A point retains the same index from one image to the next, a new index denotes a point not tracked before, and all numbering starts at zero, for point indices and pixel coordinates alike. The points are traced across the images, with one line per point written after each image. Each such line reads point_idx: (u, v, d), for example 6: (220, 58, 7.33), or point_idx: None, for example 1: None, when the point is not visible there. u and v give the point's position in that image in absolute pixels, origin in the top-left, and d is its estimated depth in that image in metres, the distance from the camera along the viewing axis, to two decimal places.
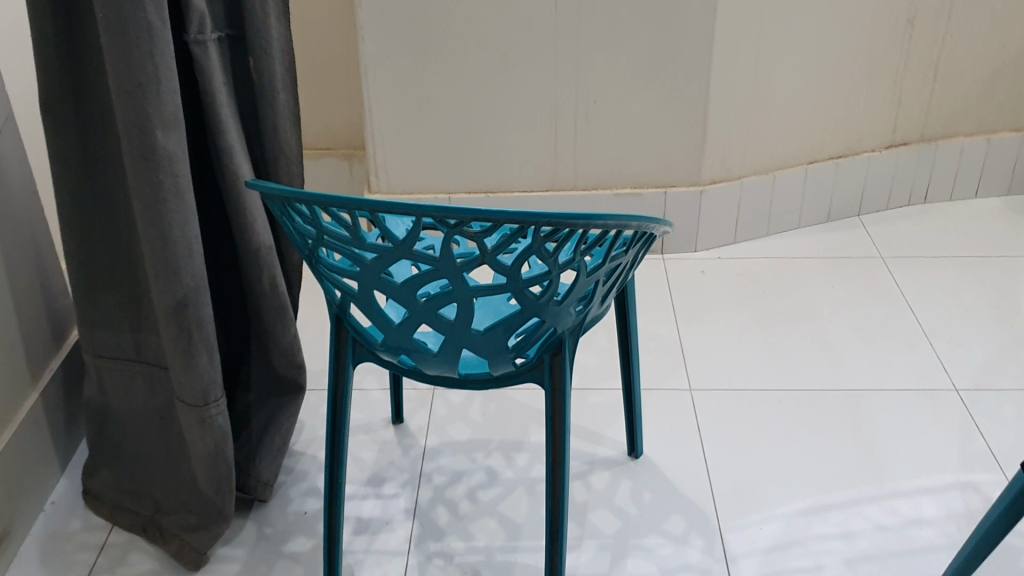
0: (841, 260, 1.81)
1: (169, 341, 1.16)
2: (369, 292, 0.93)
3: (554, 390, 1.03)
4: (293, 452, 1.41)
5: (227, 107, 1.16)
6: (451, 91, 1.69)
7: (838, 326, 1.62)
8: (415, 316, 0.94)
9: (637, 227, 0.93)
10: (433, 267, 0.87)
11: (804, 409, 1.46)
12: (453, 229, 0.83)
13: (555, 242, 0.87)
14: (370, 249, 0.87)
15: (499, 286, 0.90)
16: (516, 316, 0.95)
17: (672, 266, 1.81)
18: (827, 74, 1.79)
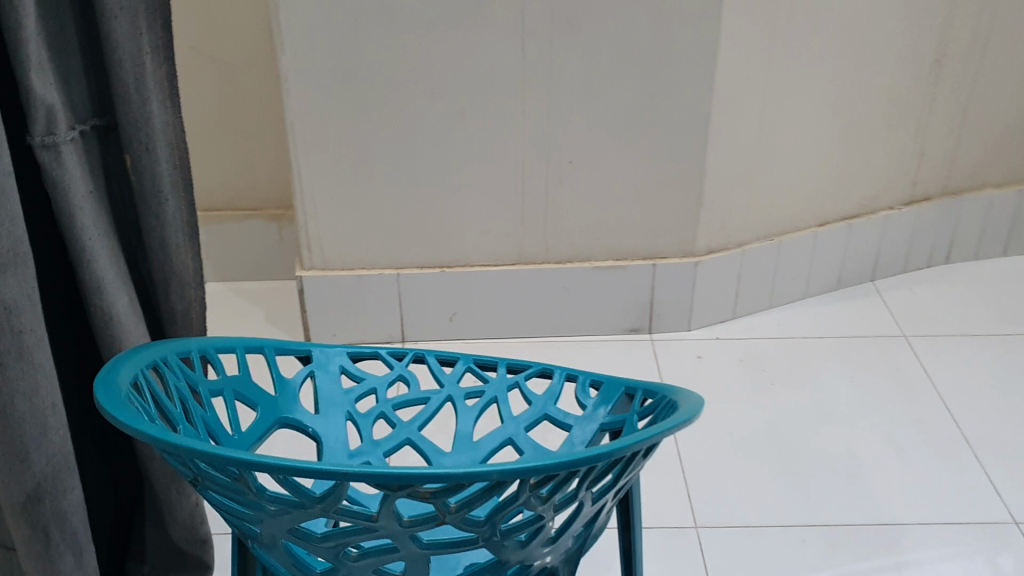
0: (858, 340, 1.58)
1: (20, 544, 0.86)
2: (276, 540, 0.65)
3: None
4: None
5: (95, 225, 0.86)
6: (399, 153, 1.39)
7: (864, 435, 1.40)
8: (344, 570, 0.66)
9: (663, 438, 0.66)
10: (368, 530, 0.60)
11: (833, 552, 1.21)
12: (395, 492, 0.55)
13: (549, 487, 0.60)
14: (272, 502, 0.59)
15: (466, 540, 0.62)
16: (492, 562, 0.67)
17: (663, 349, 1.55)
18: (842, 124, 1.53)
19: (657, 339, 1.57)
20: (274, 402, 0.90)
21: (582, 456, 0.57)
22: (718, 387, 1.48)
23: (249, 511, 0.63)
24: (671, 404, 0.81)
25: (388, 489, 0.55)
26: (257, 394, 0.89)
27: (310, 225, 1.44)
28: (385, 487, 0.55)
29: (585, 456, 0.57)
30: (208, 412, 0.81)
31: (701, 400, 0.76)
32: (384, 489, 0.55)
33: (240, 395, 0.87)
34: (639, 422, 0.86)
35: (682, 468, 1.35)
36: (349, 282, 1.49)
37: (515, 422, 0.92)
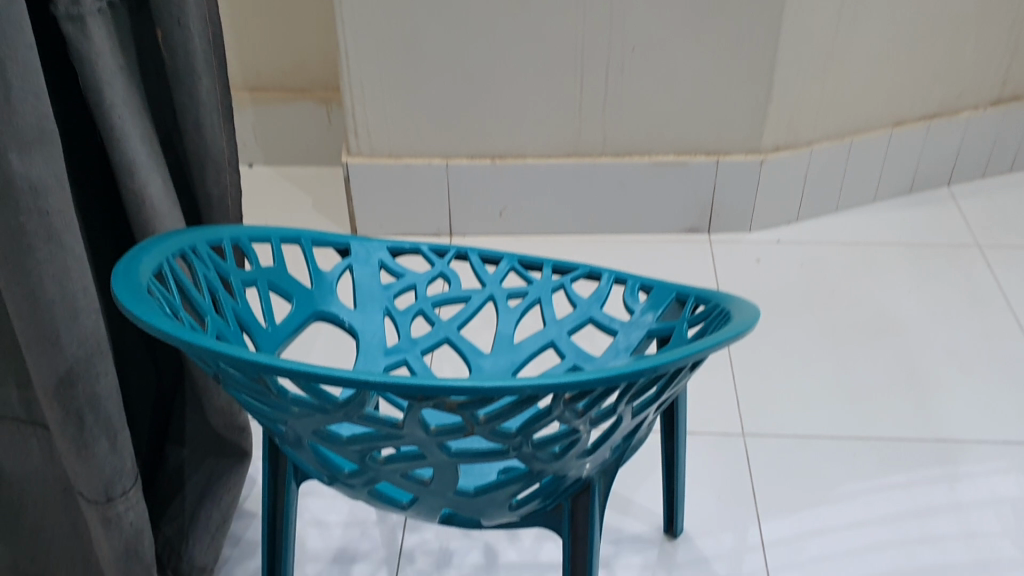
0: (927, 248, 1.51)
1: (55, 426, 0.85)
2: (301, 439, 0.62)
3: (575, 550, 0.73)
4: (243, 512, 1.14)
5: (124, 103, 0.82)
6: (452, 36, 1.32)
7: (926, 347, 1.34)
8: (370, 473, 0.63)
9: (713, 351, 0.61)
10: (394, 438, 0.56)
11: (884, 466, 1.17)
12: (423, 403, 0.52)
13: (586, 401, 0.56)
14: (293, 404, 0.56)
15: (498, 451, 0.59)
16: (525, 473, 0.64)
17: (720, 249, 1.50)
18: (930, 16, 1.43)
19: (714, 240, 1.52)
20: (309, 294, 0.87)
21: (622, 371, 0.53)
22: (775, 290, 1.43)
23: (272, 411, 0.60)
24: (723, 314, 0.77)
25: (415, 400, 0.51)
26: (293, 285, 0.86)
27: (359, 108, 1.38)
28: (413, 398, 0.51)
29: (626, 371, 0.53)
30: (240, 304, 0.78)
31: (756, 310, 0.72)
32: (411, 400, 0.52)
33: (275, 286, 0.84)
34: (687, 330, 0.82)
35: (733, 373, 1.31)
36: (397, 170, 1.45)
37: (558, 325, 0.88)
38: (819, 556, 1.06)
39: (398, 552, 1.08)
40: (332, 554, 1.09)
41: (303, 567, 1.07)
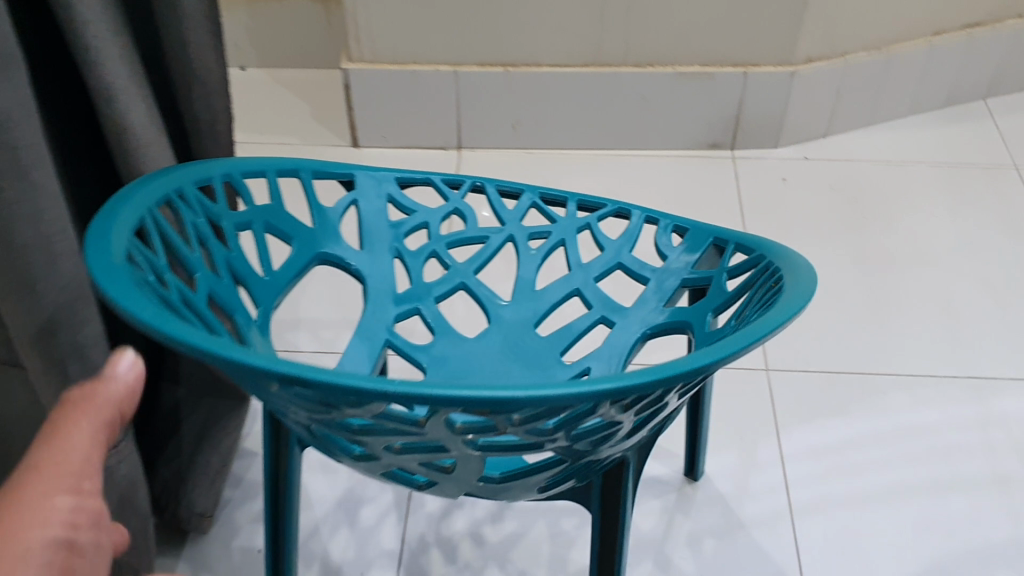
0: (963, 168, 1.43)
1: (35, 376, 0.78)
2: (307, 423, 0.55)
3: (606, 531, 0.67)
4: (245, 448, 1.09)
5: (101, 16, 0.71)
6: None
7: (962, 277, 1.27)
8: (384, 459, 0.56)
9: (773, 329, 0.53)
10: (412, 436, 0.49)
11: (916, 407, 1.12)
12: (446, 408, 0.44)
13: (631, 398, 0.48)
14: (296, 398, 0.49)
15: (529, 446, 0.52)
16: (556, 461, 0.57)
17: (744, 166, 1.43)
18: None
19: (737, 158, 1.44)
20: (311, 234, 0.79)
21: (675, 369, 0.45)
22: (801, 210, 1.36)
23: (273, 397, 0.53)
24: (771, 269, 0.69)
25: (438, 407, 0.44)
26: (292, 225, 0.78)
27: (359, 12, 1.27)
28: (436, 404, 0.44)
29: (679, 370, 0.45)
30: (234, 253, 0.70)
31: (812, 268, 0.64)
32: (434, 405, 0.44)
33: (273, 227, 0.76)
34: (727, 281, 0.74)
35: None
36: (401, 76, 1.35)
37: (584, 271, 0.81)
38: (845, 505, 1.02)
39: (408, 493, 1.04)
40: (339, 494, 1.04)
41: (309, 508, 1.02)
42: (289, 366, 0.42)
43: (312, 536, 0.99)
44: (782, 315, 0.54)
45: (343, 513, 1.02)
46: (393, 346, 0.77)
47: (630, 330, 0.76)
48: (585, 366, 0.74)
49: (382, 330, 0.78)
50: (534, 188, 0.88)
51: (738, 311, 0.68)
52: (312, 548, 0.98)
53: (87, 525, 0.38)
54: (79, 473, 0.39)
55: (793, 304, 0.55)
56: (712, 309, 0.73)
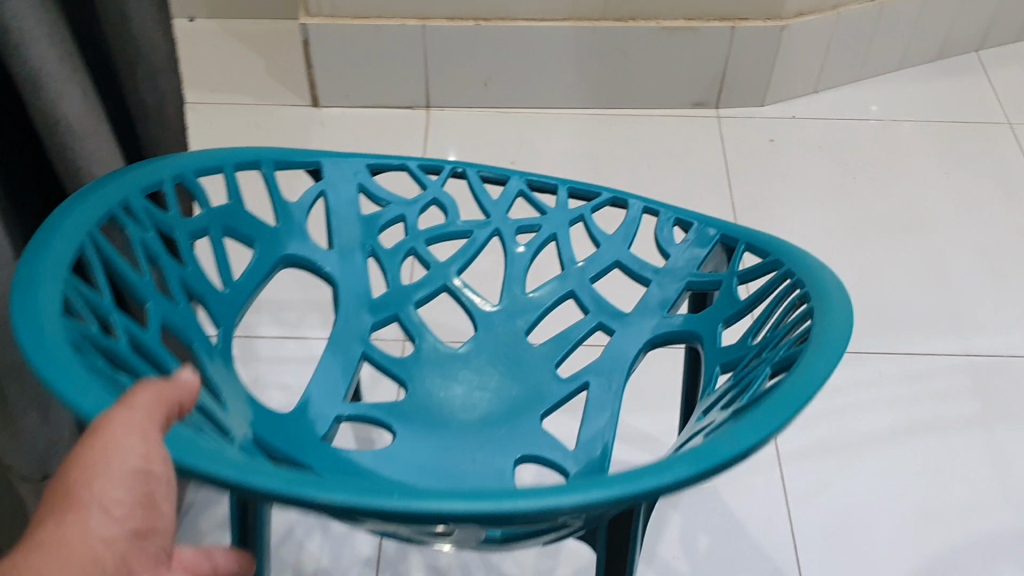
0: (956, 127, 1.37)
1: None
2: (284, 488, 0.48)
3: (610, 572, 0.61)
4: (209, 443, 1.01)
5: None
6: None
7: (958, 249, 1.22)
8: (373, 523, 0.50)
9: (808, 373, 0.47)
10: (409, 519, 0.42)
11: (914, 390, 1.08)
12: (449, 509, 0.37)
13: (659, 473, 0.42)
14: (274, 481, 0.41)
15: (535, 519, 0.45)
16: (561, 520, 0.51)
17: (729, 126, 1.36)
18: None
19: (722, 117, 1.37)
20: (273, 235, 0.70)
21: (716, 453, 0.39)
22: (790, 173, 1.29)
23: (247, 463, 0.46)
24: (792, 285, 0.62)
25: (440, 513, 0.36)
26: (253, 226, 0.69)
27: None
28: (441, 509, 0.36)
29: (720, 456, 0.38)
30: (189, 268, 0.61)
31: (845, 293, 0.58)
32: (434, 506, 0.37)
33: (230, 231, 0.67)
34: (738, 287, 0.68)
35: None
36: (365, 32, 1.25)
37: (579, 271, 0.73)
38: (843, 497, 0.98)
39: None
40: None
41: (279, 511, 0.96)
42: (261, 478, 0.34)
43: (283, 542, 0.93)
44: (821, 363, 0.48)
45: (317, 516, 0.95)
46: (370, 360, 0.69)
47: (630, 339, 0.69)
48: (583, 382, 0.67)
49: (357, 341, 0.70)
50: (520, 174, 0.80)
51: (756, 329, 0.62)
52: (283, 558, 0.92)
53: (160, 471, 0.34)
54: (148, 427, 0.34)
55: (832, 348, 0.49)
56: (723, 319, 0.66)
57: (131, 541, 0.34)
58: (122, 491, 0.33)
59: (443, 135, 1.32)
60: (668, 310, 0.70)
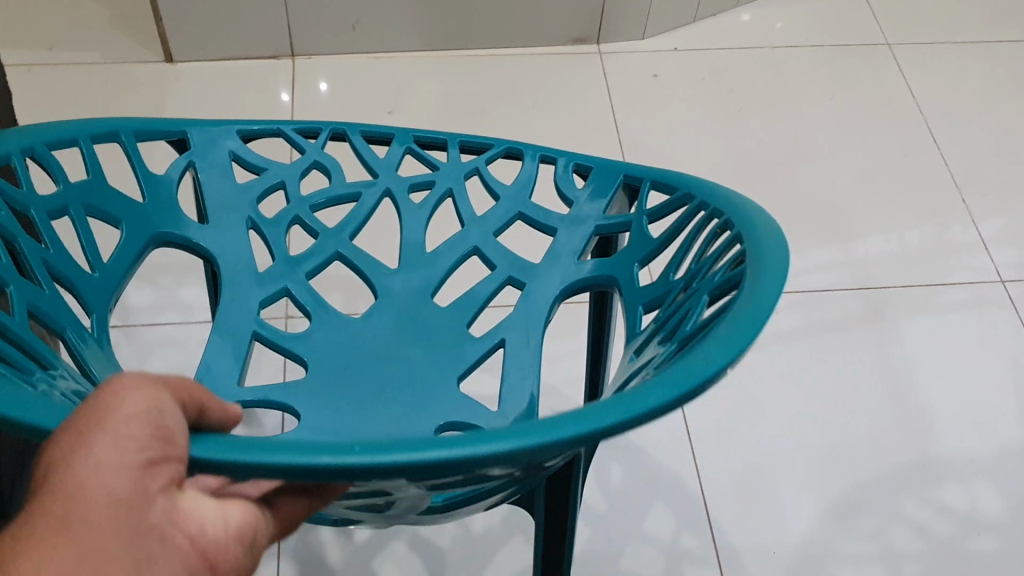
0: (835, 47, 1.36)
1: None
2: None
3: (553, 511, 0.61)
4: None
5: None
6: None
7: (845, 176, 1.22)
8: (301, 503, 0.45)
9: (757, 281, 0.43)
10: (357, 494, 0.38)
11: (809, 324, 1.08)
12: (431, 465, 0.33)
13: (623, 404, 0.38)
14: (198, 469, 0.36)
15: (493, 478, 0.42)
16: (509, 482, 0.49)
17: (612, 61, 1.31)
18: None
19: (604, 51, 1.33)
20: (142, 211, 0.62)
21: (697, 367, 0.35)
22: (677, 105, 1.27)
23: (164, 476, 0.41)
24: (709, 214, 0.57)
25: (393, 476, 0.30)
26: (119, 202, 0.61)
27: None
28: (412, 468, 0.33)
29: (703, 369, 0.35)
30: (52, 250, 0.53)
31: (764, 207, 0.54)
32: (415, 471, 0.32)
33: (93, 209, 0.59)
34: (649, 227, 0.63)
35: None
36: None
37: (480, 226, 0.68)
38: (752, 440, 0.97)
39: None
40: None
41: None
42: (242, 453, 0.29)
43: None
44: (768, 275, 0.43)
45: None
46: (265, 340, 0.61)
47: (543, 287, 0.63)
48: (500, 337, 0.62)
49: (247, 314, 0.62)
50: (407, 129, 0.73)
51: (678, 264, 0.56)
52: None
53: (167, 417, 0.29)
54: (151, 380, 0.30)
55: (773, 264, 0.44)
56: (639, 261, 0.61)
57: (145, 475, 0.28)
58: (131, 429, 0.28)
59: (314, 84, 1.24)
60: (579, 258, 0.65)
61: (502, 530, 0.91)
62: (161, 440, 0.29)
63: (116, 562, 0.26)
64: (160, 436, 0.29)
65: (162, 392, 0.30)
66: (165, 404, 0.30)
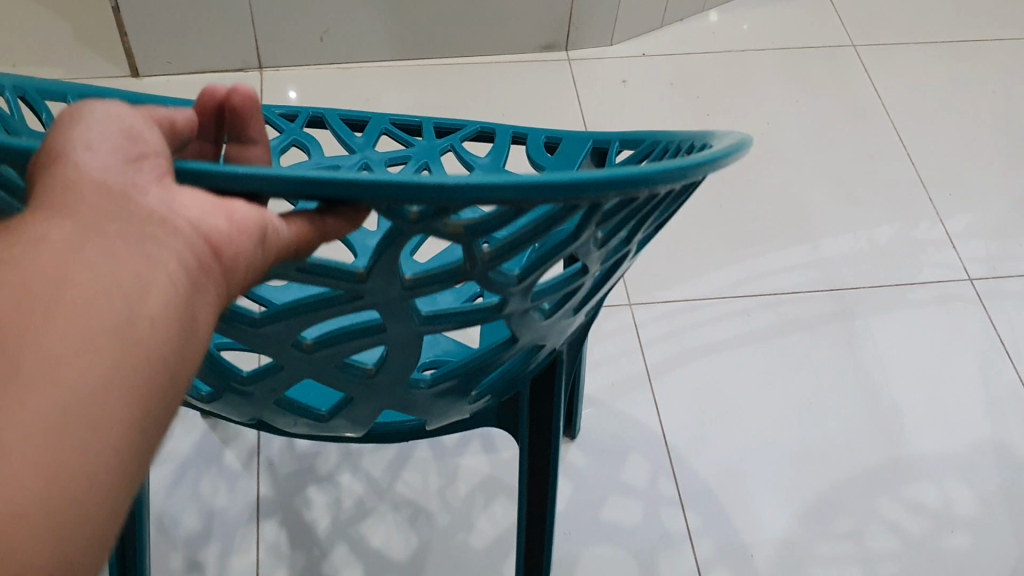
0: (801, 50, 1.37)
1: None
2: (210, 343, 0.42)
3: (538, 405, 0.59)
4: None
5: None
6: None
7: (812, 177, 1.23)
8: (294, 373, 0.44)
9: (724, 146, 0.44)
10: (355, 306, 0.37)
11: (781, 324, 1.08)
12: (418, 227, 0.32)
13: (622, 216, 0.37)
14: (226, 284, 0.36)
15: (487, 317, 0.40)
16: (499, 348, 0.46)
17: (580, 68, 1.32)
18: None
19: (571, 57, 1.33)
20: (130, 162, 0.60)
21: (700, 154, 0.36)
22: (646, 110, 1.27)
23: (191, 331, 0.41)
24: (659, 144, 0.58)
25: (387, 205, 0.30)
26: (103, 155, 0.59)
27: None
28: (399, 217, 0.32)
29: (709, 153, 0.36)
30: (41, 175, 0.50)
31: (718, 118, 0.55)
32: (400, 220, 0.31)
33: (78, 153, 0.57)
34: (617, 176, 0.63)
35: None
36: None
37: None
38: (725, 442, 0.98)
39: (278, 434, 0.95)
40: (196, 448, 0.93)
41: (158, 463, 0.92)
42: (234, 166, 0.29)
43: (169, 497, 0.89)
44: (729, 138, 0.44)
45: (199, 462, 0.92)
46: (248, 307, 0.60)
47: None
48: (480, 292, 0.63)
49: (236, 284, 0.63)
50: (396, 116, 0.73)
51: None
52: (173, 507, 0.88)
53: (144, 132, 0.33)
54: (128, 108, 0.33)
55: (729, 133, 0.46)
56: None
57: (129, 166, 0.31)
58: (104, 136, 0.31)
59: (281, 95, 1.24)
60: None
61: (483, 495, 0.92)
62: (132, 140, 0.32)
63: (119, 231, 0.29)
64: (127, 136, 0.32)
65: (133, 111, 0.33)
66: (138, 125, 0.33)
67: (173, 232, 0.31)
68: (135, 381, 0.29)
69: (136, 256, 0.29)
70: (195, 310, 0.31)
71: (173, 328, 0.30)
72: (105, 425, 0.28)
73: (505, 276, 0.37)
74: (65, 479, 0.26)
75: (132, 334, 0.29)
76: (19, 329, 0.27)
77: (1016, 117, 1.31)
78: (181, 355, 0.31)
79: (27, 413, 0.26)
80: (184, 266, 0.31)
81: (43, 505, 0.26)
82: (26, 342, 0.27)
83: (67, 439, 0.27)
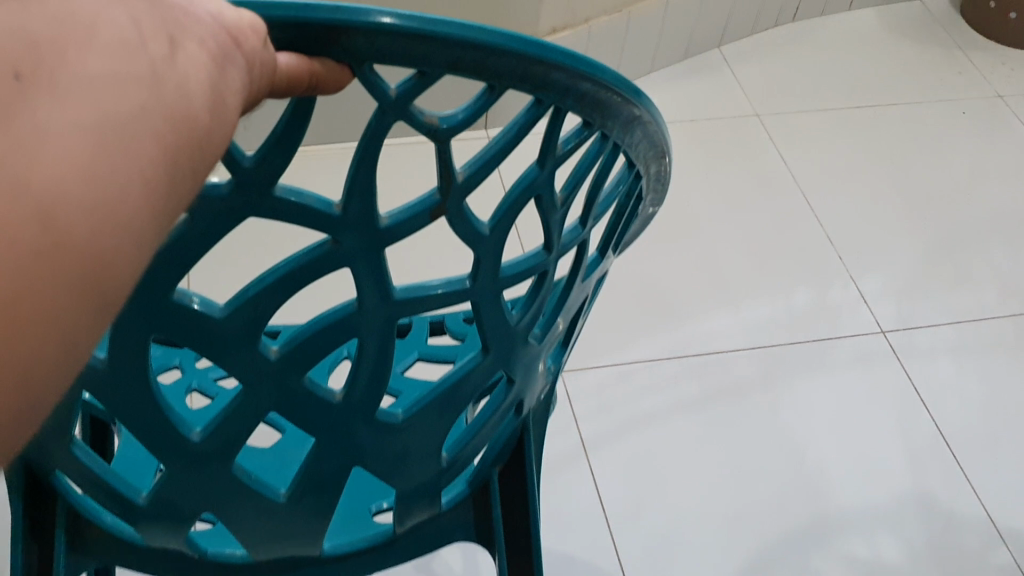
0: (710, 122, 1.42)
1: None
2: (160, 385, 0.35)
3: (515, 505, 0.53)
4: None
5: None
6: None
7: (728, 243, 1.27)
8: (254, 413, 0.36)
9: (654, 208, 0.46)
10: (334, 319, 0.33)
11: (707, 387, 1.11)
12: (396, 112, 0.28)
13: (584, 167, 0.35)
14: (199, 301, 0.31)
15: (453, 296, 0.35)
16: (470, 363, 0.39)
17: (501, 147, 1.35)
18: None
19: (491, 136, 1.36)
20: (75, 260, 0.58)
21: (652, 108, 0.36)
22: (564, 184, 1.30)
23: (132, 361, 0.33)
24: None
25: (372, 63, 0.27)
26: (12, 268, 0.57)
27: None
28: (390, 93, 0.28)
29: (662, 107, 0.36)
30: None
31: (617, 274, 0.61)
32: (380, 100, 0.28)
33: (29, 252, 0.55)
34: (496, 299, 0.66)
35: None
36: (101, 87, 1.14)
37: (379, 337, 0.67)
38: (661, 510, 1.00)
39: None
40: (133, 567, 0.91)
41: None
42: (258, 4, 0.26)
43: None
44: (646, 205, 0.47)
45: None
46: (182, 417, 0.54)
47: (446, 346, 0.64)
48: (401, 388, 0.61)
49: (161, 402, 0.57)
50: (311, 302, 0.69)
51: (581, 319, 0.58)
52: None
53: None
54: None
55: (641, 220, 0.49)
56: None
57: None
58: None
59: None
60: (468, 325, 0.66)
61: None
62: None
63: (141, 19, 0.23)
64: None
65: None
66: None
67: (196, 14, 0.25)
68: (160, 137, 0.22)
69: (155, 19, 0.23)
70: (223, 100, 0.24)
71: (198, 101, 0.23)
72: (118, 194, 0.21)
73: (476, 225, 0.32)
74: (74, 227, 0.20)
75: (157, 89, 0.22)
76: (21, 48, 0.20)
77: (915, 179, 1.38)
78: (214, 135, 0.24)
79: (23, 155, 0.19)
80: (211, 46, 0.24)
81: (35, 255, 0.19)
82: (34, 63, 0.20)
83: (70, 200, 0.20)
